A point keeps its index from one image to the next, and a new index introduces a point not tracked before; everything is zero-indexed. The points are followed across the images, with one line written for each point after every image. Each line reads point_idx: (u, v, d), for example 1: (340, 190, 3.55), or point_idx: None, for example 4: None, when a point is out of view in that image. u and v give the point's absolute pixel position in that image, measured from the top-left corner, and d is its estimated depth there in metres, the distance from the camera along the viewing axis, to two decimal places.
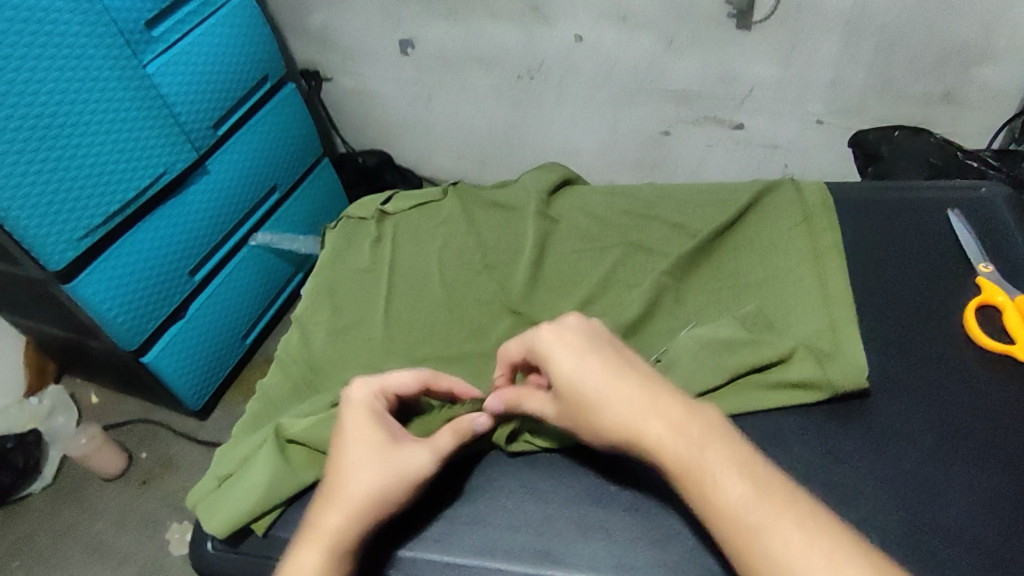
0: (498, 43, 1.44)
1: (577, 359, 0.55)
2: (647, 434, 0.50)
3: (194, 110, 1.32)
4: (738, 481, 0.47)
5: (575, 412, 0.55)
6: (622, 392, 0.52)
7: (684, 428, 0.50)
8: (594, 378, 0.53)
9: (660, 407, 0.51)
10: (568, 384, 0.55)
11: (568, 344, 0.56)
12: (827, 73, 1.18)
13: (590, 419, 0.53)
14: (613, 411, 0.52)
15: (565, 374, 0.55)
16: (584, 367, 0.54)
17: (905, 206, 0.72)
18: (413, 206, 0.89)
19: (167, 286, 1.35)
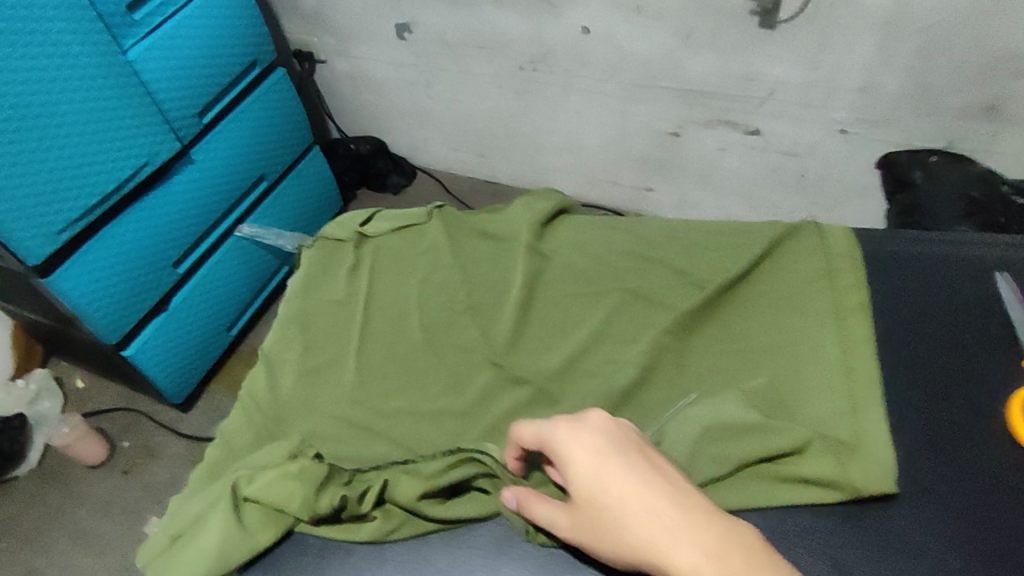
0: (502, 31, 1.33)
1: (597, 461, 0.49)
2: (675, 561, 0.44)
3: (179, 98, 1.24)
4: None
5: (592, 522, 0.48)
6: (643, 503, 0.46)
7: (718, 553, 0.43)
8: (618, 484, 0.47)
9: (685, 529, 0.45)
10: (586, 490, 0.48)
11: (586, 441, 0.50)
12: (857, 77, 1.08)
13: (612, 533, 0.47)
14: (639, 529, 0.46)
15: (581, 480, 0.49)
16: (606, 474, 0.48)
17: (943, 262, 0.64)
18: (393, 228, 0.82)
19: (148, 281, 1.28)
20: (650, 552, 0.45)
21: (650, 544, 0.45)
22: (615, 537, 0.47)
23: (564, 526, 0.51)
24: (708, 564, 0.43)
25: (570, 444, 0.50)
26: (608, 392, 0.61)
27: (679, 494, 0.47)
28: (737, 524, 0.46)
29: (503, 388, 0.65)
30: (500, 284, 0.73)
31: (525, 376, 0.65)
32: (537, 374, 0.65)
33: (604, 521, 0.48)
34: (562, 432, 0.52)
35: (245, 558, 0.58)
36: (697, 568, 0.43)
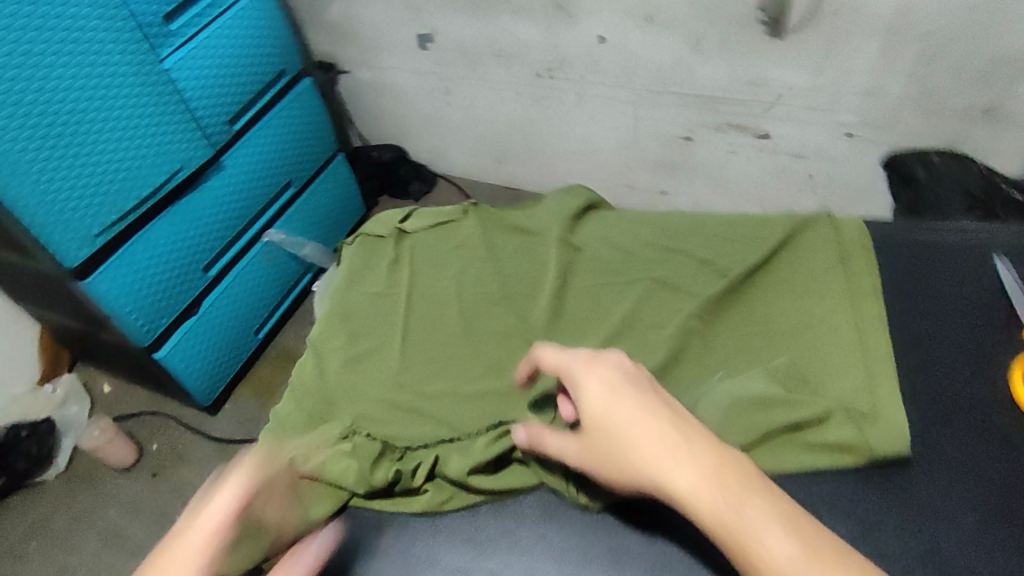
0: (520, 39, 1.38)
1: (609, 391, 0.55)
2: (675, 482, 0.49)
3: (211, 106, 1.29)
4: (787, 542, 0.46)
5: (600, 449, 0.54)
6: (649, 428, 0.52)
7: (717, 476, 0.49)
8: (626, 414, 0.53)
9: (686, 454, 0.50)
10: (598, 415, 0.55)
11: (598, 376, 0.57)
12: (862, 82, 1.13)
13: (618, 453, 0.53)
14: (643, 450, 0.51)
15: (593, 408, 0.55)
16: (617, 405, 0.54)
17: (947, 248, 0.69)
18: (431, 225, 0.87)
19: (180, 283, 1.33)
20: (652, 473, 0.50)
21: (652, 465, 0.51)
22: (618, 459, 0.52)
23: (574, 454, 0.57)
24: (706, 485, 0.48)
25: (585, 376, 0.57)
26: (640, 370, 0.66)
27: (684, 428, 0.52)
28: (735, 452, 0.51)
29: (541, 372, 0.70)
30: (534, 276, 0.78)
31: None
32: None
33: (610, 443, 0.53)
34: (582, 367, 0.58)
35: (301, 531, 0.63)
36: (695, 488, 0.48)
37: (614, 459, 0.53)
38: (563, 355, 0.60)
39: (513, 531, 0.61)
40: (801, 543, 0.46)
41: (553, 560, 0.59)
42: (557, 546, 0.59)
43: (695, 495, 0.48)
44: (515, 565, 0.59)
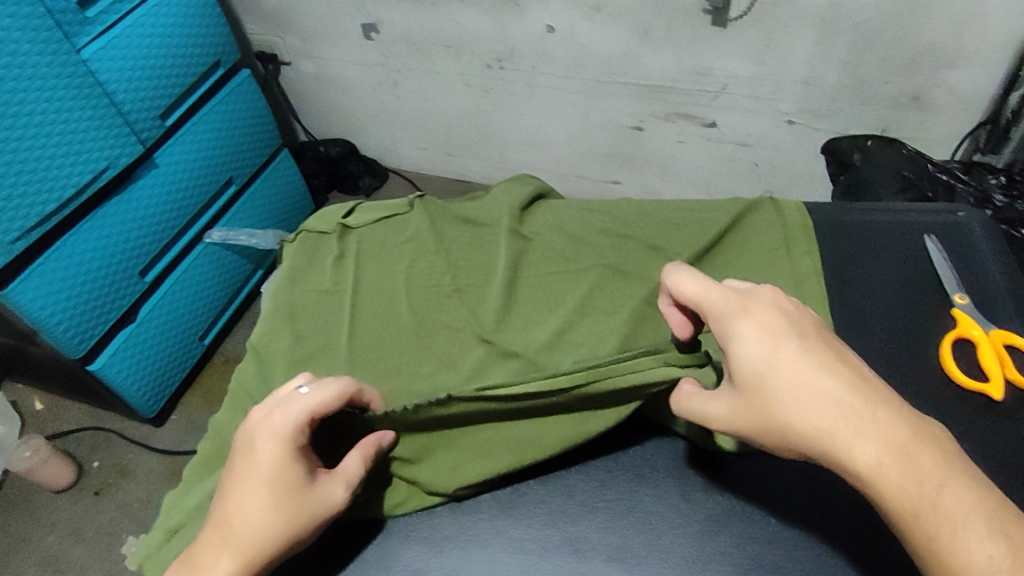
0: (467, 29, 1.36)
1: (767, 340, 0.50)
2: (856, 457, 0.45)
3: (139, 100, 1.23)
4: (990, 545, 0.41)
5: (758, 405, 0.49)
6: (820, 386, 0.47)
7: (907, 454, 0.45)
8: (791, 367, 0.48)
9: (868, 420, 0.46)
10: (759, 369, 0.50)
11: (756, 322, 0.51)
12: (802, 70, 1.16)
13: (788, 414, 0.48)
14: (826, 412, 0.46)
15: (750, 359, 0.50)
16: (781, 357, 0.49)
17: (882, 229, 0.74)
18: (377, 219, 0.85)
19: (116, 288, 1.27)
20: (826, 441, 0.46)
21: (831, 432, 0.46)
22: (784, 426, 0.48)
23: (725, 416, 0.52)
24: (891, 461, 0.44)
25: (740, 322, 0.52)
26: (591, 359, 0.65)
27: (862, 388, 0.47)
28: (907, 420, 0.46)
29: (494, 362, 0.68)
30: (484, 268, 0.76)
31: (515, 350, 0.68)
32: (524, 346, 0.68)
33: (774, 404, 0.48)
34: (732, 308, 0.53)
35: None
36: (882, 462, 0.44)
37: (779, 425, 0.48)
38: (705, 288, 0.55)
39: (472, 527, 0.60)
40: (1009, 542, 0.41)
41: (513, 550, 0.57)
42: (515, 538, 0.58)
43: (880, 476, 0.44)
44: (475, 559, 0.58)
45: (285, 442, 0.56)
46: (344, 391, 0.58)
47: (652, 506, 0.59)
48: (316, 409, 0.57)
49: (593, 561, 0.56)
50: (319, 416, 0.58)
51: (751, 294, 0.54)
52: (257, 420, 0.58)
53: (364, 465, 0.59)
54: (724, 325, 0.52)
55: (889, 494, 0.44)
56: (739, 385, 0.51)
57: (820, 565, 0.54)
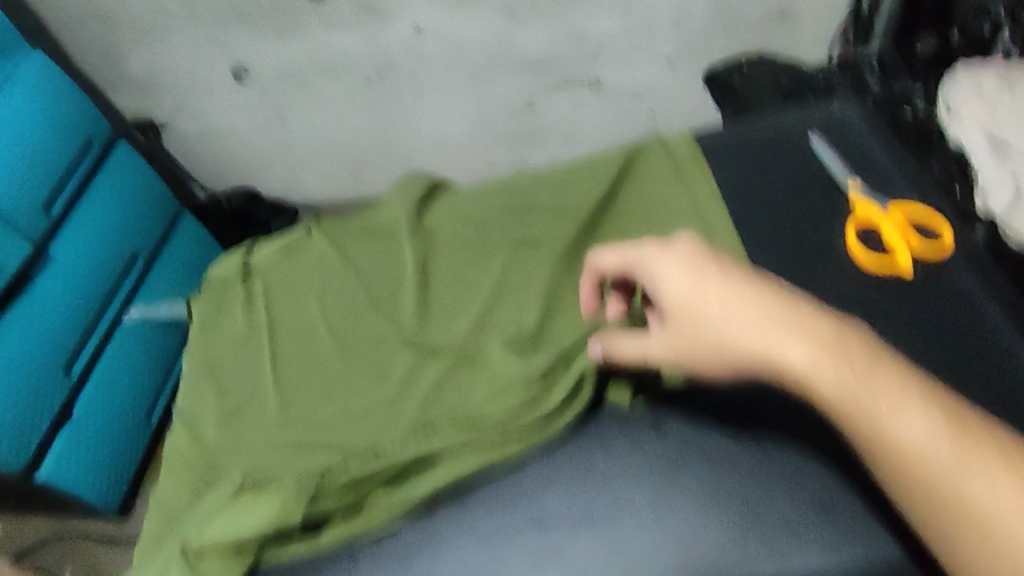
0: (339, 49, 1.33)
1: (690, 275, 0.54)
2: (791, 359, 0.48)
3: (15, 197, 1.10)
4: (927, 418, 0.45)
5: (690, 336, 0.53)
6: (743, 305, 0.51)
7: (834, 347, 0.48)
8: (712, 293, 0.52)
9: (796, 326, 0.49)
10: (686, 299, 0.53)
11: (677, 262, 0.55)
12: (669, 10, 1.17)
13: (717, 334, 0.51)
14: (752, 325, 0.49)
15: (676, 294, 0.54)
16: (702, 287, 0.52)
17: (769, 139, 0.76)
18: (279, 252, 0.81)
19: (40, 398, 1.15)
20: (757, 350, 0.49)
21: (761, 339, 0.49)
22: (714, 347, 0.51)
23: (666, 349, 0.55)
24: (824, 357, 0.47)
25: (662, 264, 0.55)
26: (518, 333, 0.67)
27: (781, 298, 0.50)
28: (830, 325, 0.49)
29: (424, 363, 0.67)
30: (394, 272, 0.75)
31: (441, 345, 0.68)
32: (451, 340, 0.68)
33: (704, 329, 0.52)
34: (655, 254, 0.56)
35: None
36: (815, 360, 0.47)
37: (712, 345, 0.51)
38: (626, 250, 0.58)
39: (431, 528, 0.59)
40: (940, 412, 0.45)
41: (481, 542, 0.58)
42: (480, 529, 0.58)
43: (814, 370, 0.47)
44: (445, 559, 0.57)
45: None
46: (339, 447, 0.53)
47: (608, 463, 0.60)
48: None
49: (561, 529, 0.57)
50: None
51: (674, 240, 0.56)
52: None
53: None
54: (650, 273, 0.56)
55: (819, 375, 0.47)
56: (671, 320, 0.55)
57: (773, 484, 0.57)
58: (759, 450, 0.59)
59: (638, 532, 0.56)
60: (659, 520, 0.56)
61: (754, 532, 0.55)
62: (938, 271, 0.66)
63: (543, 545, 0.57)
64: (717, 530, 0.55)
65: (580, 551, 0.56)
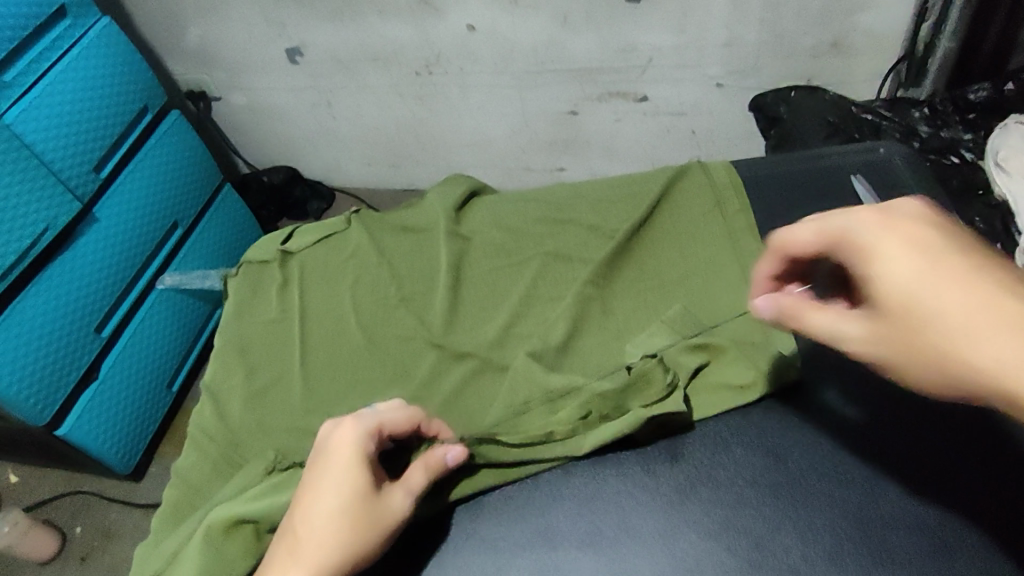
0: (391, 39, 1.34)
1: (918, 263, 0.40)
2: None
3: (70, 156, 1.13)
4: None
5: (897, 332, 0.41)
6: (988, 315, 0.37)
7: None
8: (952, 294, 0.38)
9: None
10: (923, 292, 0.40)
11: (901, 246, 0.41)
12: (722, 33, 1.16)
13: (959, 341, 0.38)
14: (992, 342, 0.36)
15: (891, 280, 0.41)
16: (931, 280, 0.39)
17: (810, 176, 0.76)
18: (317, 240, 0.83)
19: (72, 349, 1.18)
20: (997, 385, 0.36)
21: (997, 371, 0.36)
22: (929, 358, 0.39)
23: (865, 341, 0.43)
24: None
25: (881, 241, 0.42)
26: (542, 348, 0.67)
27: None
28: None
29: (448, 365, 0.69)
30: (428, 272, 0.76)
31: (466, 350, 0.69)
32: (476, 344, 0.69)
33: (919, 333, 0.40)
34: (871, 223, 0.43)
35: None
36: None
37: (937, 358, 0.39)
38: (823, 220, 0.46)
39: (442, 531, 0.61)
40: None
41: (486, 551, 0.58)
42: (487, 539, 0.59)
43: None
44: (450, 564, 0.58)
45: (361, 448, 0.55)
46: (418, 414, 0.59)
47: (618, 485, 0.59)
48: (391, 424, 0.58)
49: (565, 548, 0.56)
50: (394, 434, 0.59)
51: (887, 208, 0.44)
52: (324, 432, 0.57)
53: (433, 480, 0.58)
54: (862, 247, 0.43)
55: None
56: (885, 314, 0.42)
57: (787, 520, 0.55)
58: (774, 482, 0.57)
59: (642, 558, 0.54)
60: (662, 549, 0.54)
61: (765, 569, 0.52)
62: None
63: (548, 561, 0.56)
64: (727, 562, 0.53)
65: (580, 566, 0.54)
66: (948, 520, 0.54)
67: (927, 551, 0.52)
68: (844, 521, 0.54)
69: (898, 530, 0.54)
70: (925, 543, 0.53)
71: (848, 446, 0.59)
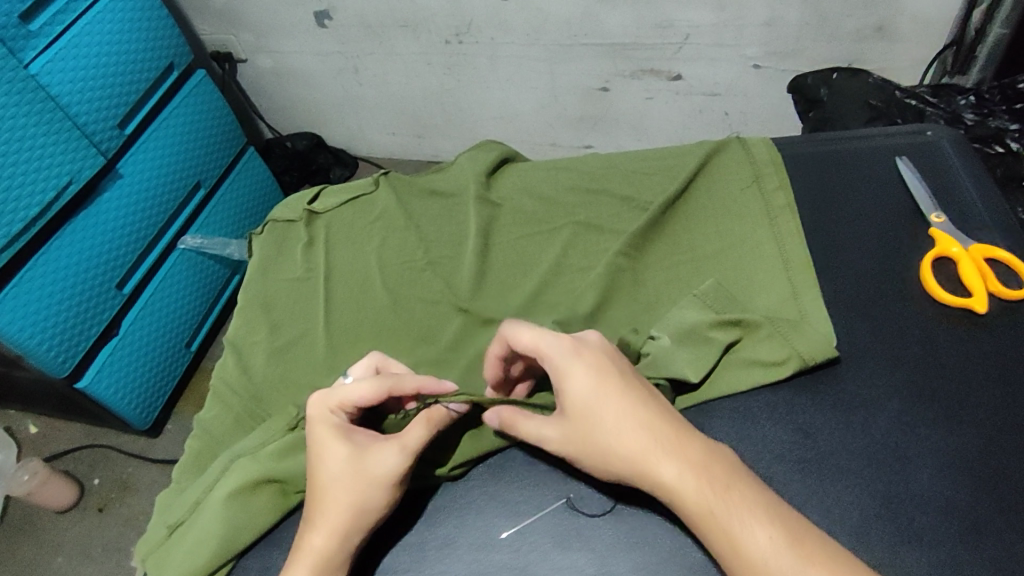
0: (422, 6, 1.32)
1: (595, 379, 0.54)
2: (662, 472, 0.50)
3: (95, 110, 1.12)
4: (771, 531, 0.46)
5: (580, 431, 0.53)
6: (635, 417, 0.52)
7: (704, 469, 0.49)
8: (613, 409, 0.52)
9: (672, 446, 0.50)
10: (605, 378, 0.54)
11: (586, 364, 0.54)
12: (762, 12, 1.13)
13: (640, 414, 0.52)
14: (635, 423, 0.52)
15: (577, 394, 0.53)
16: (600, 390, 0.53)
17: (851, 156, 0.75)
18: (343, 201, 0.82)
19: (92, 305, 1.19)
20: (638, 466, 0.51)
21: (640, 456, 0.51)
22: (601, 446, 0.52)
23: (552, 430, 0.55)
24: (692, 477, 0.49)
25: (573, 366, 0.54)
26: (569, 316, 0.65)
27: (656, 423, 0.52)
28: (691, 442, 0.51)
29: (473, 331, 0.68)
30: (456, 237, 0.76)
31: (492, 316, 0.68)
32: (502, 310, 0.68)
33: (596, 437, 0.52)
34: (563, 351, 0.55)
35: (249, 539, 0.59)
36: (681, 480, 0.49)
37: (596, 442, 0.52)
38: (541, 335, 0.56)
39: (462, 496, 0.60)
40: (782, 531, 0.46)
41: (508, 515, 0.58)
42: (508, 502, 0.59)
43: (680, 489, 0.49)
44: (471, 525, 0.58)
45: (324, 421, 0.57)
46: (378, 389, 0.57)
47: None
48: (354, 398, 0.58)
49: (587, 515, 0.57)
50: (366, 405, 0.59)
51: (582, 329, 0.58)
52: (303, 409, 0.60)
53: (432, 431, 0.57)
54: (557, 365, 0.54)
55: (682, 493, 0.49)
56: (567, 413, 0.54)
57: (813, 495, 0.54)
58: (803, 458, 0.56)
59: (664, 529, 0.55)
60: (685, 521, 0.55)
61: None
62: (1011, 314, 0.62)
63: (570, 526, 0.57)
64: None
65: (602, 535, 0.56)
66: (983, 504, 0.53)
67: (958, 535, 0.52)
68: (873, 502, 0.54)
69: (929, 514, 0.53)
70: (957, 526, 0.52)
71: (883, 425, 0.57)
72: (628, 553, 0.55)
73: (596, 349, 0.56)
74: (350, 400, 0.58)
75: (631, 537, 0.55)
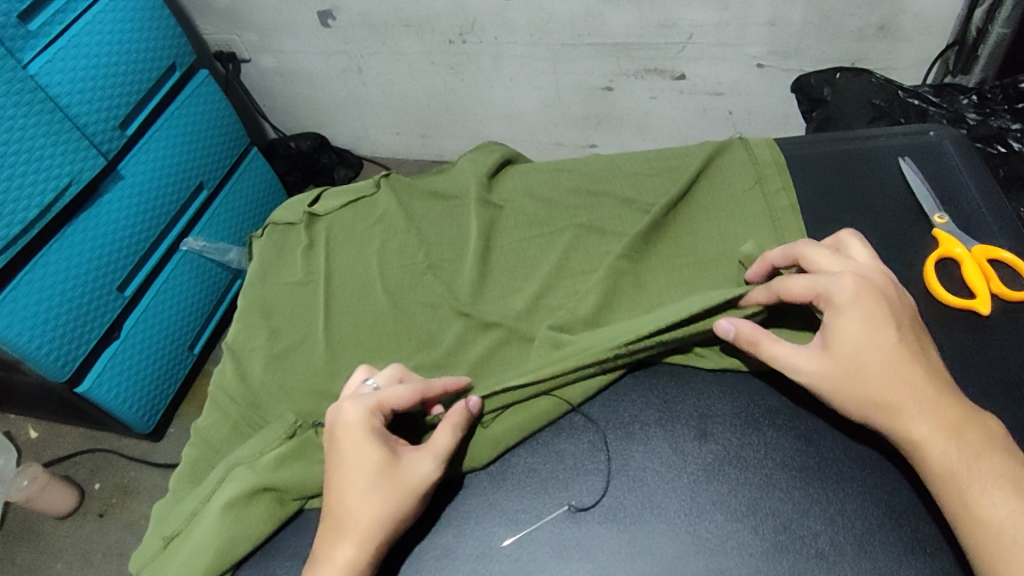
0: (426, 6, 1.31)
1: (872, 324, 0.53)
2: (914, 427, 0.50)
3: (95, 111, 1.12)
4: (1012, 503, 0.47)
5: (842, 368, 0.53)
6: (904, 371, 0.51)
7: (958, 433, 0.49)
8: (883, 356, 0.52)
9: (933, 404, 0.50)
10: (886, 327, 0.53)
11: (861, 311, 0.53)
12: (765, 12, 1.12)
13: (916, 369, 0.51)
14: (909, 377, 0.51)
15: (848, 338, 0.53)
16: (877, 336, 0.52)
17: (856, 156, 0.74)
18: (344, 203, 0.82)
19: (92, 307, 1.18)
20: (892, 412, 0.51)
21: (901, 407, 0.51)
22: (863, 392, 0.52)
23: (808, 360, 0.54)
24: (949, 440, 0.49)
25: (848, 311, 0.53)
26: (570, 320, 0.65)
27: (932, 380, 0.51)
28: (955, 402, 0.51)
29: (474, 335, 0.68)
30: (457, 240, 0.75)
31: (493, 320, 0.67)
32: (504, 314, 0.68)
33: (862, 383, 0.52)
34: (848, 292, 0.54)
35: (244, 551, 0.59)
36: (933, 438, 0.49)
37: (864, 386, 0.52)
38: (816, 276, 0.56)
39: (461, 505, 0.59)
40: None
41: (508, 524, 0.58)
42: (508, 510, 0.58)
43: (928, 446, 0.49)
44: (471, 535, 0.58)
45: (363, 426, 0.56)
46: (411, 393, 0.58)
47: (645, 462, 0.58)
48: (391, 404, 0.57)
49: (588, 523, 0.56)
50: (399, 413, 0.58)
51: (859, 265, 0.57)
52: (336, 409, 0.58)
53: (457, 437, 0.57)
54: (837, 302, 0.54)
55: (932, 450, 0.49)
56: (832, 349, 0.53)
57: (817, 503, 0.54)
58: (805, 466, 0.56)
59: (666, 538, 0.54)
60: (687, 529, 0.54)
61: (790, 553, 0.52)
62: (1015, 316, 0.61)
63: (571, 536, 0.56)
64: (751, 543, 0.53)
65: (604, 545, 0.55)
66: None
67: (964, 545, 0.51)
68: (877, 509, 0.53)
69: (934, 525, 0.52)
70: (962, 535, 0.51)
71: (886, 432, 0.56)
72: (629, 564, 0.54)
73: (877, 292, 0.54)
74: (390, 407, 0.57)
75: (633, 546, 0.55)
